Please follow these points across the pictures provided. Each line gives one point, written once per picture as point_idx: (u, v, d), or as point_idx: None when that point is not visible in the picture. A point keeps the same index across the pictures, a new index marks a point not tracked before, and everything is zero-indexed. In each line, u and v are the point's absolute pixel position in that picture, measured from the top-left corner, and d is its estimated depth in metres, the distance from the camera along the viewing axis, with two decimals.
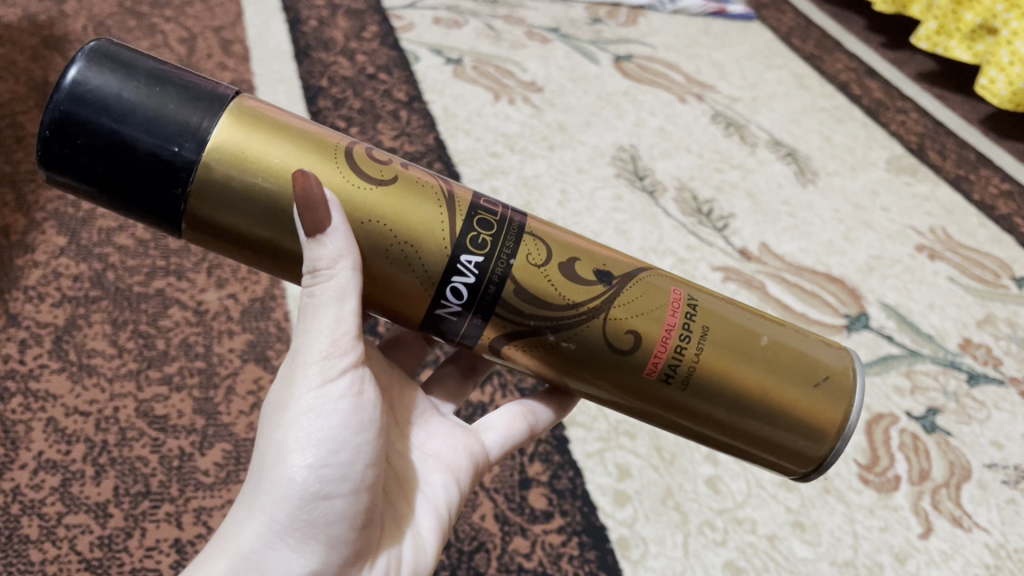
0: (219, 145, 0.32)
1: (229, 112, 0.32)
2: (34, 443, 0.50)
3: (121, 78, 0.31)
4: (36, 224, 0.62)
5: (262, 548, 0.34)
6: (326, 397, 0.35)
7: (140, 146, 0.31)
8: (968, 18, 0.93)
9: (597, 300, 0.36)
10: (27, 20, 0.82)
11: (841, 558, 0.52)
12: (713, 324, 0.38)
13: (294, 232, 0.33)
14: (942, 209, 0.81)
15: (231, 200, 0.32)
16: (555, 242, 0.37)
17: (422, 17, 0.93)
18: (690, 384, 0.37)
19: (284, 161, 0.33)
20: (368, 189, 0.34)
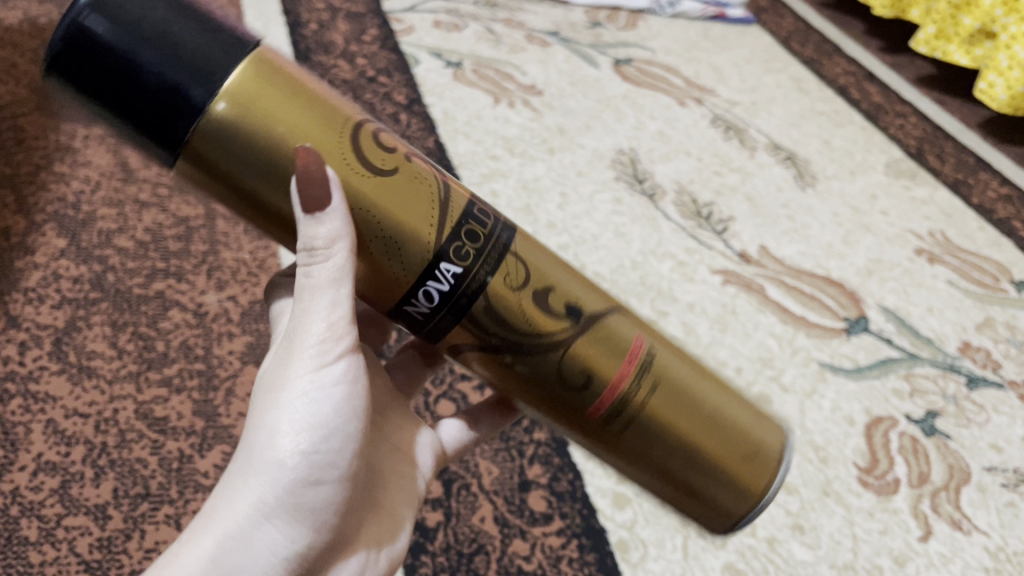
0: (231, 92, 0.29)
1: (249, 59, 0.30)
2: (34, 445, 0.50)
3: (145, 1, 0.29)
4: (36, 226, 0.63)
5: (248, 528, 0.34)
6: (322, 381, 0.35)
7: (150, 79, 0.28)
8: (967, 22, 0.94)
9: (561, 332, 0.36)
10: (27, 22, 0.82)
11: (841, 561, 0.52)
12: (666, 378, 0.38)
13: (289, 199, 0.31)
14: (940, 213, 0.81)
15: (231, 156, 0.30)
16: (534, 266, 0.36)
17: (422, 21, 0.93)
18: (631, 428, 0.38)
19: (292, 131, 0.30)
20: (364, 176, 0.32)
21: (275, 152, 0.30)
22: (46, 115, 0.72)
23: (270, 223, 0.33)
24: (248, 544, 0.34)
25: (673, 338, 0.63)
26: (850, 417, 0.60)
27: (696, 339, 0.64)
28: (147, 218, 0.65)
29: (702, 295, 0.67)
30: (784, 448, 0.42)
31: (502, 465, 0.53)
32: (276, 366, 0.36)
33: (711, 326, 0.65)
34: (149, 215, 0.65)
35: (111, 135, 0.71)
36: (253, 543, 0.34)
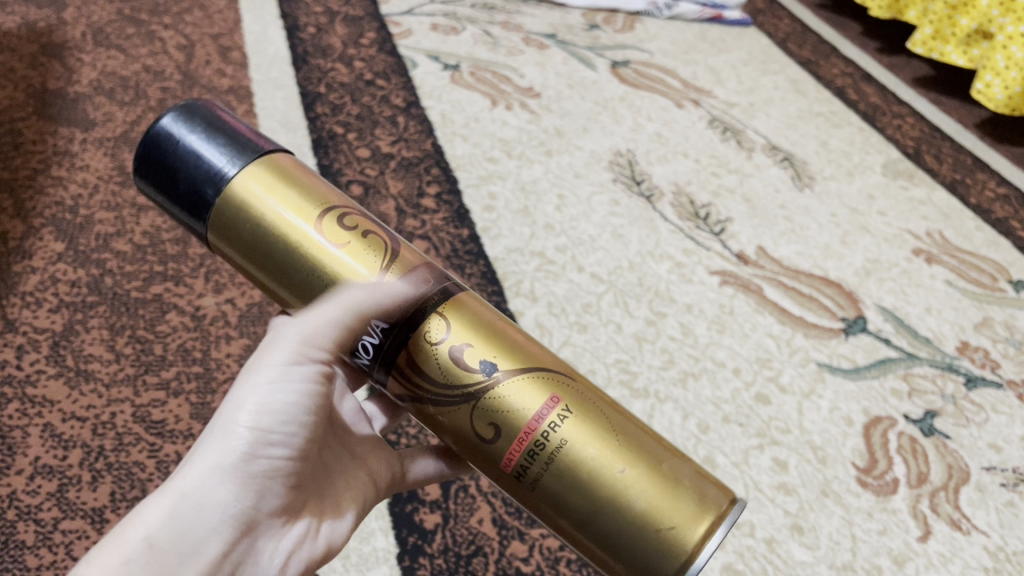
0: (232, 186, 0.37)
1: (250, 162, 0.38)
2: (31, 449, 0.50)
3: (201, 121, 0.38)
4: (34, 230, 0.63)
5: (200, 493, 0.34)
6: (285, 372, 0.37)
7: (193, 174, 0.37)
8: (964, 23, 0.94)
9: (472, 385, 0.36)
10: (26, 28, 0.82)
11: (839, 562, 0.52)
12: (579, 433, 0.36)
13: (268, 260, 0.38)
14: (938, 213, 0.81)
15: (236, 230, 0.37)
16: (461, 323, 0.37)
17: (420, 24, 0.94)
18: (542, 479, 0.36)
19: (281, 215, 0.37)
20: (322, 245, 0.37)
21: (264, 228, 0.37)
22: (45, 119, 0.72)
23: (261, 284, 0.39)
24: (199, 513, 0.33)
25: (672, 339, 0.63)
26: (849, 417, 0.60)
27: (695, 340, 0.64)
28: (145, 221, 0.65)
29: (700, 296, 0.67)
30: (725, 521, 0.35)
31: None
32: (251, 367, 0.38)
33: (709, 327, 0.65)
34: (146, 219, 0.65)
35: (108, 138, 0.71)
36: (205, 511, 0.33)
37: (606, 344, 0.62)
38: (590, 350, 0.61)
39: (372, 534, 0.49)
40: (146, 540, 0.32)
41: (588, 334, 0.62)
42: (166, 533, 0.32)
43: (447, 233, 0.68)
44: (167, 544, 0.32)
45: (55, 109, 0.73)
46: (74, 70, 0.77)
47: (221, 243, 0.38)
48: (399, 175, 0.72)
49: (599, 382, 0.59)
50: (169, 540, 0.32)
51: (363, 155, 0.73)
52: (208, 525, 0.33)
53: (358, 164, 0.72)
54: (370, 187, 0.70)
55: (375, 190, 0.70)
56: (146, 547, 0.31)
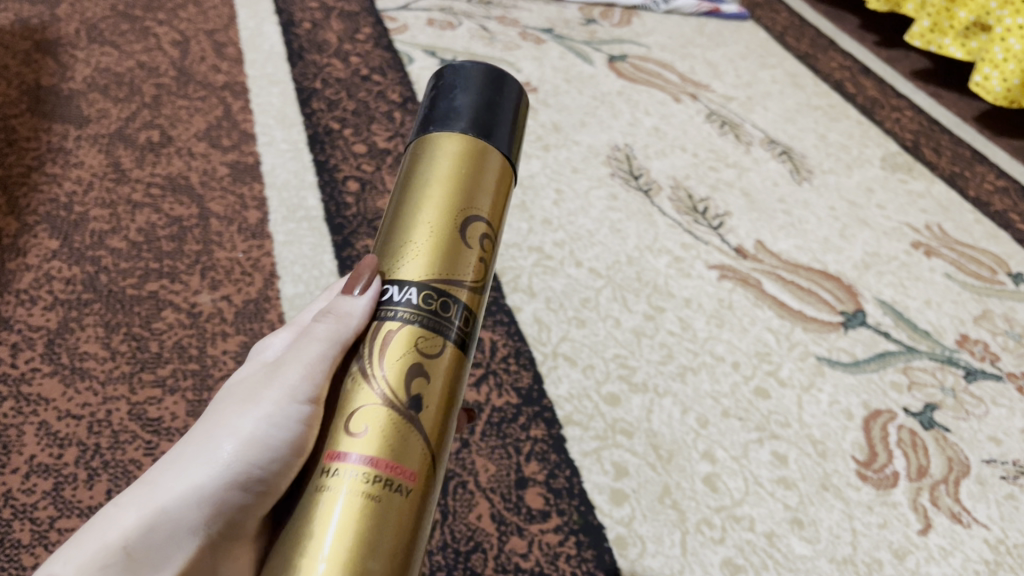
0: (454, 140, 0.35)
1: (475, 142, 0.36)
2: (28, 447, 0.50)
3: (489, 90, 0.37)
4: (28, 227, 0.62)
5: (181, 514, 0.31)
6: (287, 412, 0.33)
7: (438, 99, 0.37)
8: (962, 15, 0.94)
9: (392, 389, 0.31)
10: (19, 24, 0.82)
11: (840, 556, 0.51)
12: (381, 515, 0.28)
13: (404, 194, 0.35)
14: (937, 206, 0.81)
15: (418, 151, 0.36)
16: (445, 365, 0.32)
17: (416, 19, 0.93)
18: (327, 495, 0.28)
19: (447, 176, 0.35)
20: (437, 226, 0.34)
21: (430, 170, 0.35)
22: (38, 116, 0.71)
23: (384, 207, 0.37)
24: (173, 536, 0.31)
25: (671, 334, 0.63)
26: (848, 410, 0.60)
27: (693, 334, 0.63)
28: (140, 219, 0.64)
29: (699, 290, 0.67)
30: None
31: (499, 462, 0.53)
32: (253, 385, 0.35)
33: (708, 321, 0.65)
34: (142, 215, 0.65)
35: (102, 135, 0.71)
36: (180, 531, 0.31)
37: (605, 338, 0.62)
38: (589, 345, 0.61)
39: None
40: (123, 549, 0.29)
41: (586, 329, 0.62)
42: (144, 547, 0.30)
43: None
44: (141, 565, 0.29)
45: (49, 106, 0.72)
46: (68, 66, 0.77)
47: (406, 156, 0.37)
48: (394, 170, 0.72)
49: (598, 377, 0.59)
50: (141, 558, 0.29)
51: (359, 151, 0.73)
52: (181, 548, 0.31)
53: (355, 160, 0.72)
54: (367, 183, 0.70)
55: (371, 185, 0.69)
56: (124, 555, 0.29)
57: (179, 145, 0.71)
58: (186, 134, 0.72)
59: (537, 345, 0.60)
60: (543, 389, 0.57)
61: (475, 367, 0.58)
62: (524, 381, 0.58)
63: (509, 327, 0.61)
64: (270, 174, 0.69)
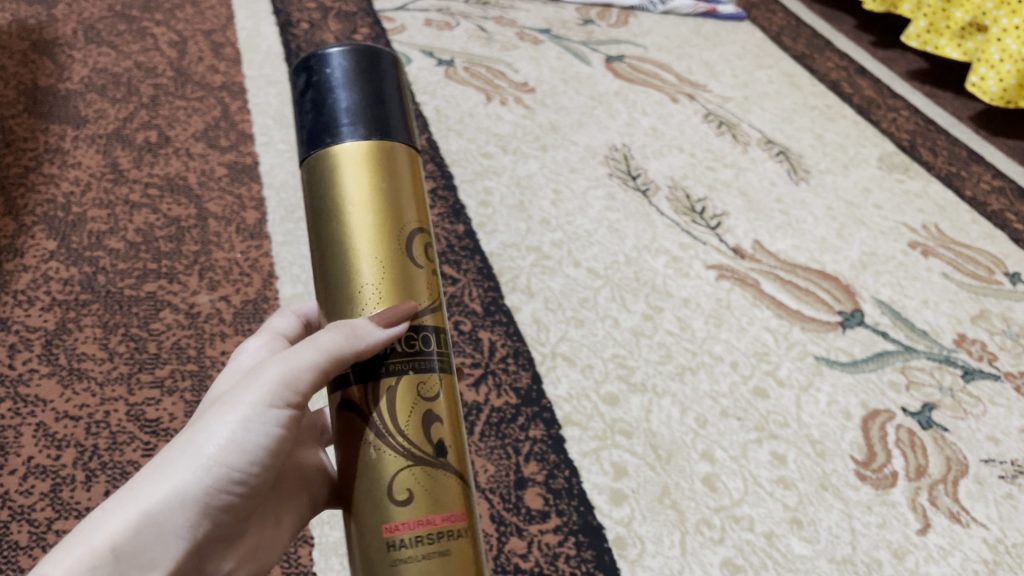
0: (356, 158, 0.32)
1: (378, 151, 0.32)
2: (25, 448, 0.49)
3: (370, 85, 0.33)
4: (25, 228, 0.62)
5: (165, 518, 0.30)
6: (260, 417, 0.32)
7: (316, 111, 0.33)
8: (958, 16, 0.94)
9: (416, 447, 0.31)
10: (16, 25, 0.81)
11: (839, 555, 0.51)
12: (459, 561, 0.29)
13: (329, 231, 0.32)
14: (933, 206, 0.81)
15: (318, 179, 0.32)
16: (447, 401, 0.32)
17: (414, 19, 0.93)
18: (407, 566, 0.29)
19: (365, 199, 0.32)
20: (380, 259, 0.31)
21: (344, 200, 0.32)
22: (35, 116, 0.71)
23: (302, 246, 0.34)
24: (158, 540, 0.30)
25: (669, 334, 0.63)
26: (847, 410, 0.60)
27: (692, 334, 0.63)
28: (138, 219, 0.64)
29: (697, 290, 0.67)
30: None
31: (498, 462, 0.53)
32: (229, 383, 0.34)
33: (706, 321, 0.65)
34: (140, 216, 0.64)
35: (100, 135, 0.71)
36: (165, 533, 0.30)
37: (603, 338, 0.62)
38: (588, 345, 0.61)
39: None
40: (113, 552, 0.29)
41: (585, 329, 0.62)
42: (131, 551, 0.29)
43: (442, 229, 0.68)
44: (129, 566, 0.29)
45: (46, 106, 0.72)
46: (65, 67, 0.77)
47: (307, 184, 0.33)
48: None
49: (597, 377, 0.59)
50: (129, 561, 0.29)
51: None
52: (170, 550, 0.31)
53: None
54: None
55: None
56: (113, 558, 0.29)
57: (176, 145, 0.71)
58: (183, 134, 0.72)
59: (536, 345, 0.60)
60: (542, 389, 0.57)
61: (473, 367, 0.58)
62: (523, 381, 0.58)
63: (508, 327, 0.61)
64: (267, 175, 0.69)
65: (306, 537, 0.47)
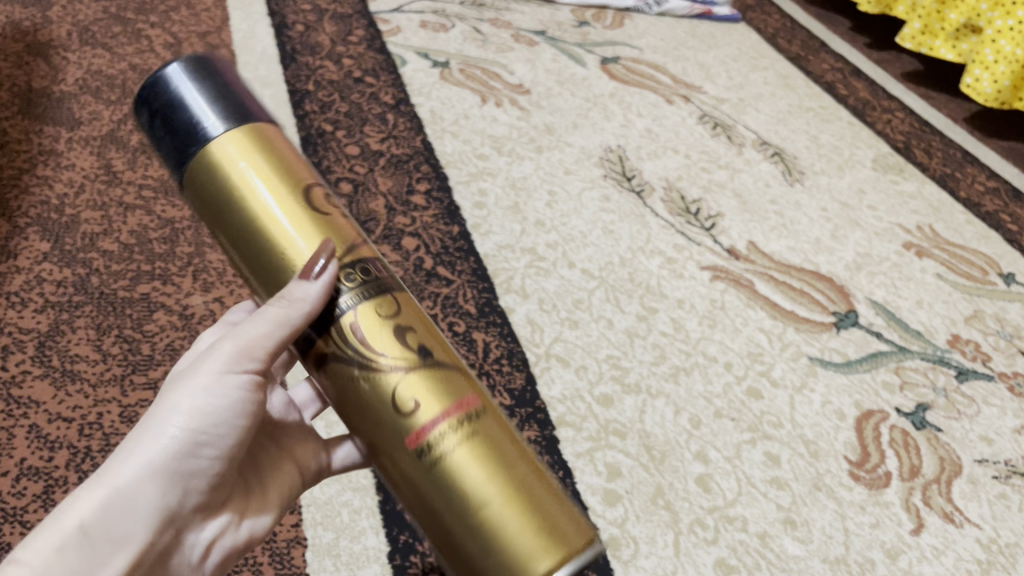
0: (224, 148, 0.30)
1: (244, 132, 0.31)
2: (18, 450, 0.49)
3: (200, 76, 0.31)
4: (19, 230, 0.62)
5: (136, 491, 0.31)
6: (221, 384, 0.33)
7: (171, 134, 0.31)
8: (953, 17, 0.94)
9: (400, 358, 0.30)
10: (11, 27, 0.81)
11: (832, 556, 0.51)
12: (486, 431, 0.30)
13: (238, 222, 0.31)
14: (928, 207, 0.81)
15: (203, 189, 0.31)
16: (409, 309, 0.31)
17: (409, 21, 0.94)
18: (446, 460, 0.29)
19: (251, 179, 0.30)
20: (293, 223, 0.30)
21: (231, 189, 0.30)
22: (29, 119, 0.71)
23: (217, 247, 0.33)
24: (130, 512, 0.31)
25: (663, 335, 0.63)
26: (841, 411, 0.60)
27: (686, 336, 0.63)
28: (132, 220, 0.64)
29: (691, 291, 0.67)
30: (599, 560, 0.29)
31: None
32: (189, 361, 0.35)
33: (700, 322, 0.65)
34: (134, 217, 0.64)
35: (94, 137, 0.71)
36: (138, 505, 0.31)
37: (597, 339, 0.62)
38: (582, 346, 0.61)
39: (363, 532, 0.48)
40: (81, 530, 0.29)
41: (579, 330, 0.62)
42: (104, 525, 0.30)
43: (436, 230, 0.68)
44: (103, 540, 0.30)
45: (41, 108, 0.72)
46: (59, 69, 0.77)
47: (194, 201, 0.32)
48: (388, 171, 0.73)
49: (591, 378, 0.59)
50: (102, 534, 0.30)
51: (352, 153, 0.73)
52: (144, 521, 0.31)
53: (347, 162, 0.72)
54: (359, 185, 0.70)
55: (365, 187, 0.70)
56: (83, 535, 0.29)
57: None
58: None
59: (529, 346, 0.60)
60: (536, 390, 0.57)
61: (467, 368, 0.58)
62: (517, 382, 0.58)
63: (502, 328, 0.61)
64: None
65: (300, 538, 0.47)
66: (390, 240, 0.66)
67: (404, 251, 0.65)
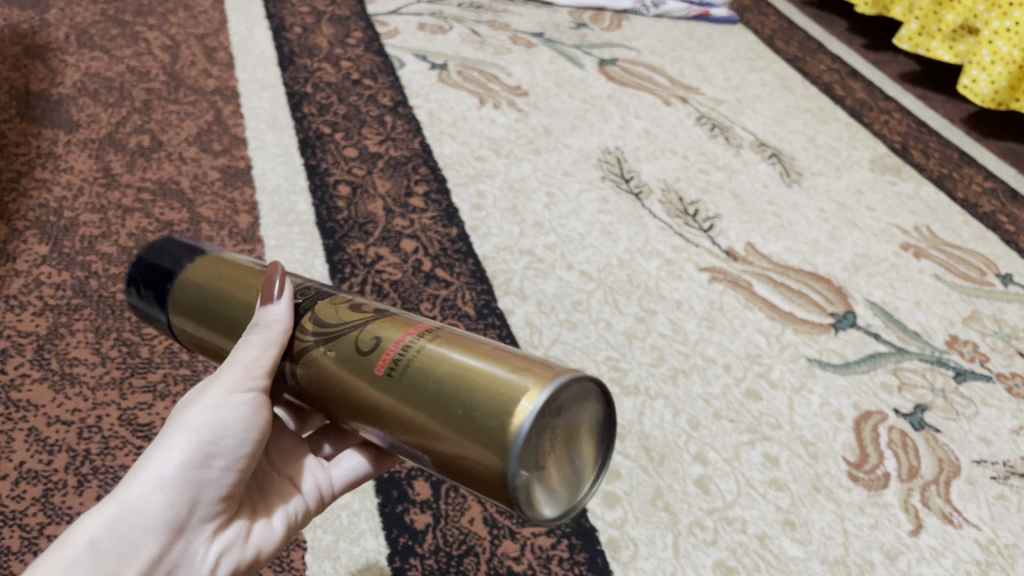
0: (192, 273, 0.39)
1: (203, 258, 0.40)
2: (16, 454, 0.49)
3: (164, 244, 0.41)
4: (17, 232, 0.62)
5: (147, 504, 0.31)
6: (230, 399, 0.34)
7: (157, 285, 0.39)
8: (950, 18, 0.94)
9: (357, 319, 0.35)
10: (9, 30, 0.81)
11: (831, 557, 0.51)
12: (442, 337, 0.33)
13: (221, 305, 0.38)
14: (925, 208, 0.82)
15: (189, 307, 0.38)
16: (358, 298, 0.38)
17: (407, 23, 0.94)
18: (411, 364, 0.32)
19: (217, 276, 0.38)
20: (259, 282, 0.38)
21: (206, 291, 0.38)
22: (28, 121, 0.71)
23: (210, 349, 0.39)
24: (142, 526, 0.31)
25: (662, 336, 0.63)
26: (839, 412, 0.60)
27: (685, 337, 0.64)
28: (131, 223, 0.64)
29: (690, 293, 0.67)
30: (573, 375, 0.30)
31: None
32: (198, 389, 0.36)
33: (699, 324, 0.65)
34: (132, 220, 0.64)
35: (93, 140, 0.71)
36: (146, 519, 0.31)
37: (596, 341, 0.62)
38: (580, 347, 0.61)
39: (362, 535, 0.48)
40: (89, 545, 0.29)
41: (578, 332, 0.62)
42: (113, 538, 0.30)
43: (435, 232, 0.68)
44: (112, 555, 0.30)
45: (39, 111, 0.72)
46: (58, 71, 0.77)
47: (183, 326, 0.39)
48: (387, 174, 0.73)
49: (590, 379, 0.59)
50: (110, 550, 0.30)
51: (351, 155, 0.73)
52: (154, 537, 0.31)
53: (346, 164, 0.72)
54: (358, 187, 0.70)
55: (363, 189, 0.70)
56: (91, 550, 0.29)
57: (169, 149, 0.71)
58: (176, 139, 0.72)
59: (528, 348, 0.60)
60: None
61: None
62: None
63: (501, 330, 0.61)
64: (260, 179, 0.69)
65: (299, 541, 0.47)
66: (388, 241, 0.66)
67: (403, 253, 0.65)
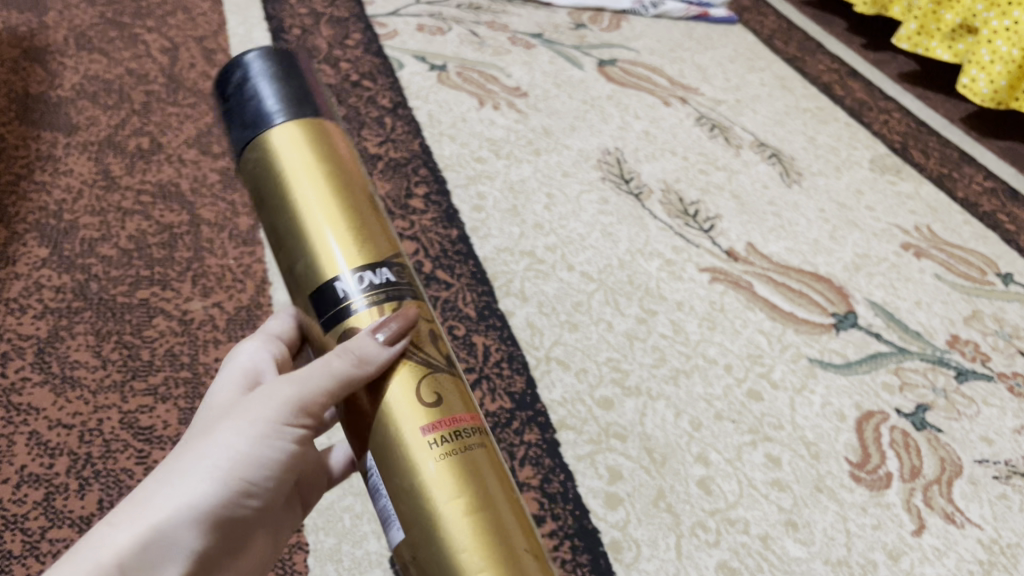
0: (284, 136, 0.30)
1: (306, 123, 0.30)
2: (17, 458, 0.49)
3: (286, 75, 0.31)
4: (17, 236, 0.62)
5: (172, 535, 0.29)
6: (276, 436, 0.32)
7: (242, 112, 0.30)
8: (948, 18, 0.95)
9: (433, 358, 0.30)
10: (8, 33, 0.81)
11: (834, 557, 0.51)
12: (483, 456, 0.28)
13: (282, 210, 0.30)
14: (925, 207, 0.81)
15: (254, 167, 0.30)
16: (439, 329, 0.31)
17: (406, 25, 0.94)
18: (440, 460, 0.27)
19: (309, 166, 0.29)
20: (334, 218, 0.29)
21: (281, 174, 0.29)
22: (27, 124, 0.71)
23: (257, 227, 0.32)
24: (165, 556, 0.29)
25: (662, 337, 0.63)
26: (841, 412, 0.60)
27: (686, 338, 0.63)
28: (131, 225, 0.64)
29: (691, 293, 0.67)
30: None
31: None
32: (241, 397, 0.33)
33: (700, 324, 0.65)
34: (132, 223, 0.64)
35: (92, 143, 0.70)
36: (173, 546, 0.29)
37: (597, 342, 0.62)
38: (581, 348, 0.61)
39: (364, 538, 0.48)
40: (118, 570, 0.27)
41: (579, 333, 0.62)
42: (138, 567, 0.28)
43: (436, 234, 0.68)
44: None
45: (38, 114, 0.72)
46: (56, 74, 0.76)
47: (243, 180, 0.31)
48: (387, 175, 0.72)
49: (591, 381, 0.59)
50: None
51: None
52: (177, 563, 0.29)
53: None
54: None
55: None
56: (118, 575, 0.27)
57: (169, 152, 0.71)
58: (175, 141, 0.72)
59: (529, 349, 0.60)
60: (537, 394, 0.57)
61: (468, 372, 0.58)
62: (518, 386, 0.57)
63: (502, 332, 0.61)
64: None
65: (301, 544, 0.47)
66: None
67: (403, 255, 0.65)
